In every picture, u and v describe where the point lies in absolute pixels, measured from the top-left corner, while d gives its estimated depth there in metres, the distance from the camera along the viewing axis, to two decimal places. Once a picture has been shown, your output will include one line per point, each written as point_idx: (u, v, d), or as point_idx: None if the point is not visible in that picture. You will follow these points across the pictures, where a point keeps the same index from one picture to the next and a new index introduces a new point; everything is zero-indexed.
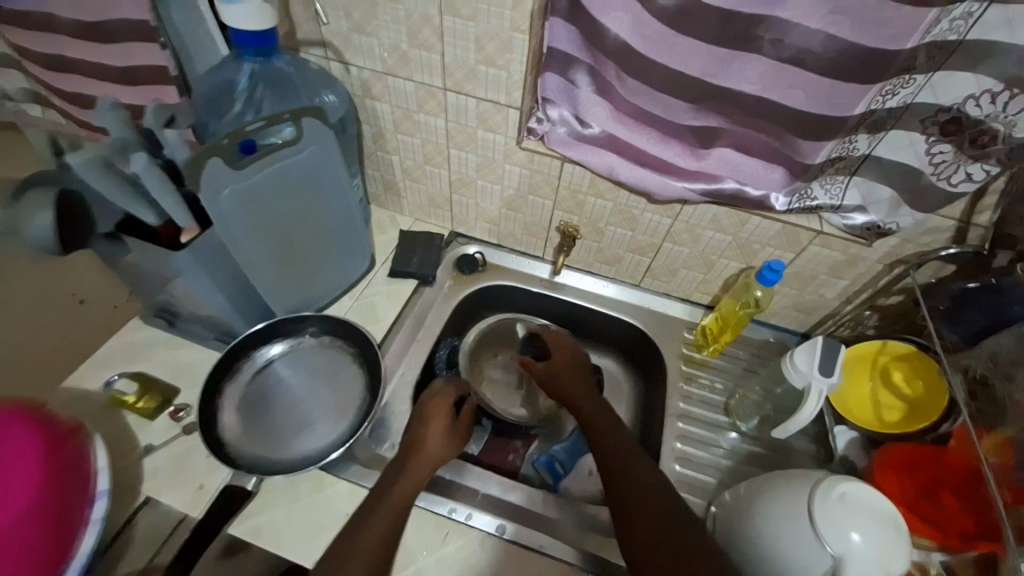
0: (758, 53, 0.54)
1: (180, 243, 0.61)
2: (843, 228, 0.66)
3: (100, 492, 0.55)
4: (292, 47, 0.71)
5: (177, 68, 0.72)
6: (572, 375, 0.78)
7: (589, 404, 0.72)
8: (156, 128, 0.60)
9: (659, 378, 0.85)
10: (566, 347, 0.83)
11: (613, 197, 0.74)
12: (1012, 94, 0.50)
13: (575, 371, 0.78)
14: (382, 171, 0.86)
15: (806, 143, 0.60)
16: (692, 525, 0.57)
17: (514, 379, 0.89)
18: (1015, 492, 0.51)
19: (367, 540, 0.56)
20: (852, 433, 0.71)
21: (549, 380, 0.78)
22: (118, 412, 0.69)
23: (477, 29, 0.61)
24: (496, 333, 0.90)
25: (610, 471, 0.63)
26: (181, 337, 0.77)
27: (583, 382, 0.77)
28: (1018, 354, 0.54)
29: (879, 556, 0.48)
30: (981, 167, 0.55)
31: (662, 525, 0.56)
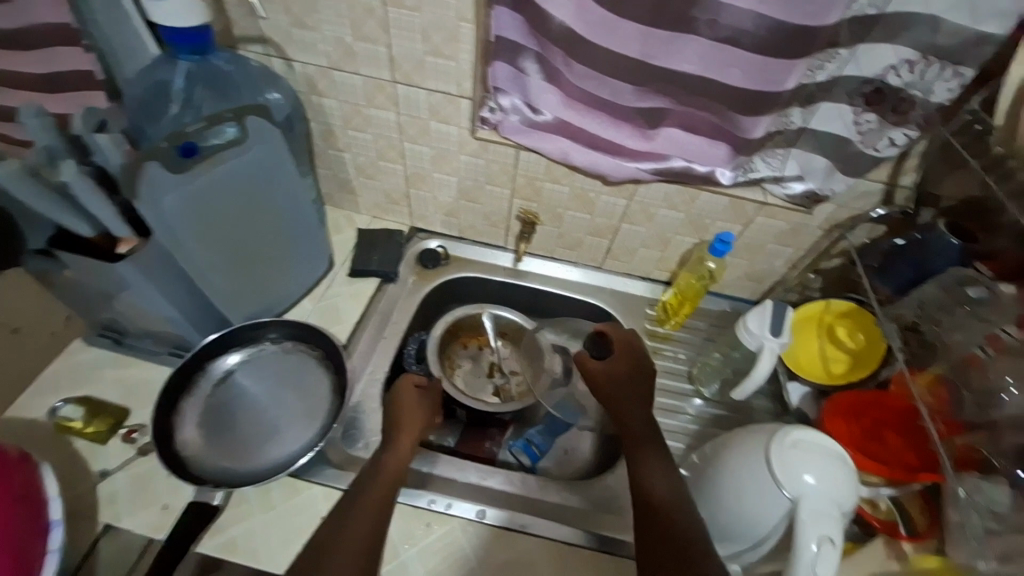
0: (696, 34, 0.56)
1: (116, 253, 0.58)
2: (784, 198, 0.70)
3: (54, 521, 0.52)
4: (229, 45, 0.68)
5: (105, 72, 0.68)
6: (631, 385, 0.69)
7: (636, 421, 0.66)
8: (83, 133, 0.56)
9: None
10: (630, 346, 0.72)
11: (569, 182, 0.76)
12: (928, 62, 0.55)
13: (636, 382, 0.69)
14: (334, 169, 0.84)
15: (745, 118, 0.63)
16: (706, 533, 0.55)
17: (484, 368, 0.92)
18: (947, 423, 0.57)
19: (348, 547, 0.54)
20: (804, 389, 0.76)
21: (608, 386, 0.70)
22: (68, 438, 0.65)
23: (423, 20, 0.61)
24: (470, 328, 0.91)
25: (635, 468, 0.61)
26: (130, 355, 0.73)
27: (643, 392, 0.69)
28: (941, 300, 0.61)
29: (829, 493, 0.51)
30: (902, 132, 0.60)
31: (670, 537, 0.53)
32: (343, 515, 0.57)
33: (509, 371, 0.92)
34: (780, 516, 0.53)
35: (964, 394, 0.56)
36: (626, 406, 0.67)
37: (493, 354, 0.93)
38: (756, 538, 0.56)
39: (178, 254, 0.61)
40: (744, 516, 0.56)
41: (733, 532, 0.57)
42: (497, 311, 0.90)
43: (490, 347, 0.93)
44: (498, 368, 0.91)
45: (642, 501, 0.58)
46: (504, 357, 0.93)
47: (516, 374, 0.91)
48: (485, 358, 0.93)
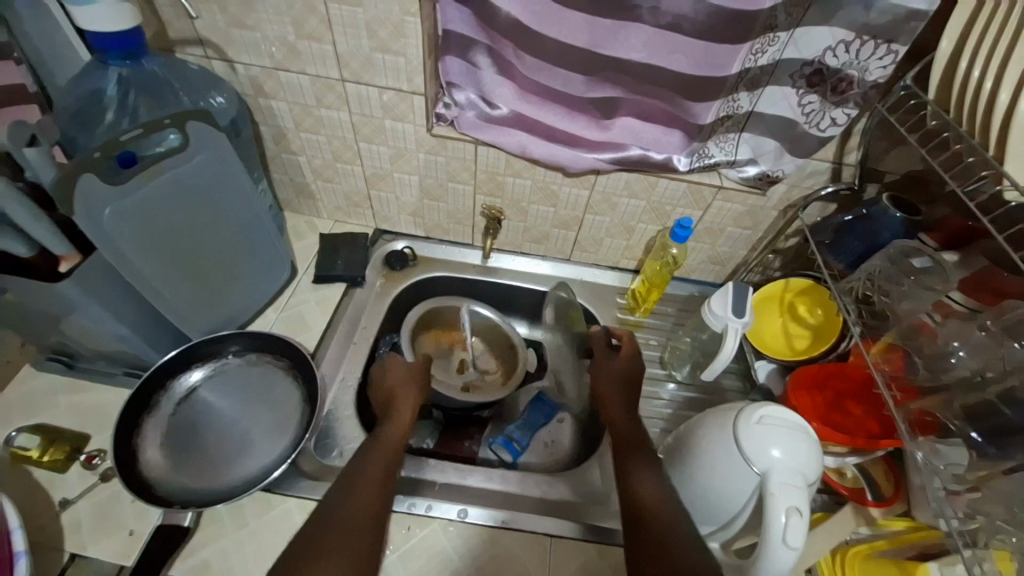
0: (639, 21, 0.57)
1: (60, 273, 0.55)
2: (738, 180, 0.72)
3: (18, 553, 0.49)
4: (165, 49, 0.66)
5: (36, 84, 0.64)
6: (626, 388, 0.71)
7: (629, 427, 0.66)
8: (14, 148, 0.53)
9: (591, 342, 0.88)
10: (633, 351, 0.75)
11: (531, 175, 0.76)
12: (863, 41, 0.56)
13: (630, 386, 0.71)
14: (289, 174, 0.82)
15: (698, 105, 0.64)
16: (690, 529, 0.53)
17: (455, 365, 0.90)
18: (903, 388, 0.58)
19: (356, 512, 0.53)
20: (771, 365, 0.78)
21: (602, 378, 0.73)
22: (23, 469, 0.62)
23: (366, 15, 0.59)
24: (442, 324, 0.90)
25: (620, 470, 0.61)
26: (83, 379, 0.70)
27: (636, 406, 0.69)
28: (891, 272, 0.63)
29: (797, 465, 0.52)
30: (843, 111, 0.62)
31: (650, 537, 0.52)
32: (347, 486, 0.56)
33: (481, 369, 0.90)
34: (751, 492, 0.54)
35: (917, 359, 0.58)
36: (620, 411, 0.68)
37: (463, 353, 0.91)
38: (730, 516, 0.57)
39: (126, 267, 0.58)
40: (720, 495, 0.57)
41: (707, 511, 0.59)
42: (474, 307, 0.89)
43: (462, 345, 0.92)
44: (470, 364, 0.89)
45: (631, 502, 0.56)
46: (476, 355, 0.92)
47: (487, 372, 0.90)
48: (456, 355, 0.91)
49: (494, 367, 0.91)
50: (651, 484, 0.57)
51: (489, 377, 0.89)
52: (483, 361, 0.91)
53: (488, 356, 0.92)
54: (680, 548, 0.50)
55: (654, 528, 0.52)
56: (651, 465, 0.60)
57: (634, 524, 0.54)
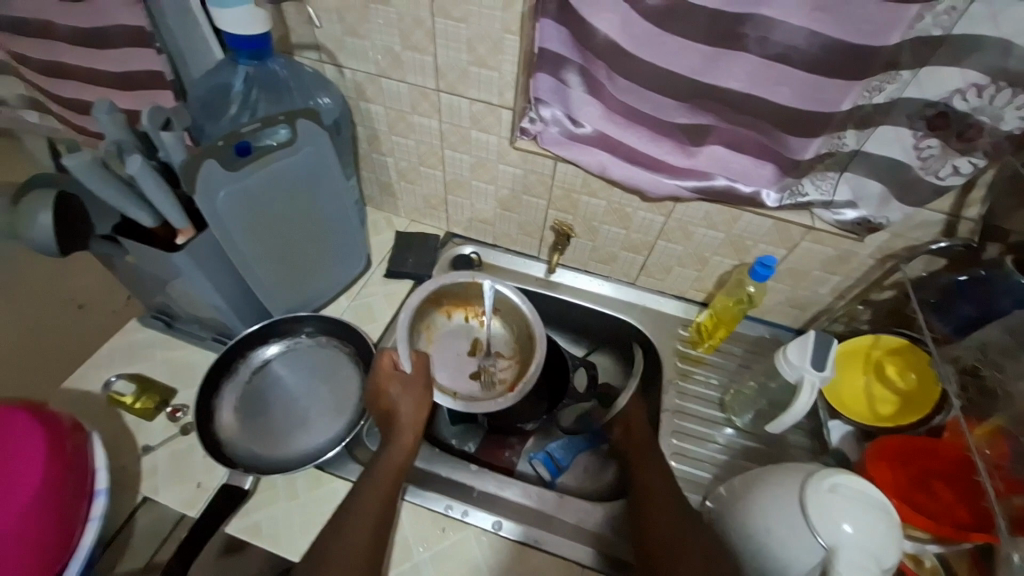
0: (744, 50, 0.55)
1: (175, 244, 0.61)
2: (833, 223, 0.67)
3: (98, 490, 0.57)
4: (286, 51, 0.73)
5: (174, 73, 0.73)
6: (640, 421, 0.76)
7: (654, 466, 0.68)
8: (152, 130, 0.59)
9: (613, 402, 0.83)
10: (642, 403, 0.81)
11: (606, 196, 0.75)
12: (998, 87, 0.51)
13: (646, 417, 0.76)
14: (377, 173, 0.87)
15: (795, 139, 0.60)
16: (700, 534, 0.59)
17: (468, 344, 0.85)
18: (1006, 479, 0.52)
19: (355, 539, 0.56)
20: (846, 428, 0.71)
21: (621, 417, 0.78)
22: (117, 412, 0.70)
23: (469, 31, 0.62)
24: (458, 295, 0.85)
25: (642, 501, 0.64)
26: (178, 338, 0.78)
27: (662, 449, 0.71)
28: (1007, 345, 0.55)
29: (871, 547, 0.48)
30: (968, 160, 0.56)
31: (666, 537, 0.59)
32: (347, 511, 0.59)
33: (496, 353, 0.85)
34: (810, 565, 0.50)
35: None
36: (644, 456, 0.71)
37: (480, 330, 0.86)
38: None
39: (229, 245, 0.64)
40: (773, 560, 0.52)
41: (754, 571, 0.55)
42: (495, 283, 0.82)
43: (478, 319, 0.86)
44: (482, 348, 0.84)
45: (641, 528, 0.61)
46: (493, 336, 0.86)
47: (501, 358, 0.84)
48: (471, 331, 0.86)
49: (510, 351, 0.85)
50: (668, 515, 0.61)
51: (502, 365, 0.84)
52: (500, 343, 0.85)
53: (506, 338, 0.85)
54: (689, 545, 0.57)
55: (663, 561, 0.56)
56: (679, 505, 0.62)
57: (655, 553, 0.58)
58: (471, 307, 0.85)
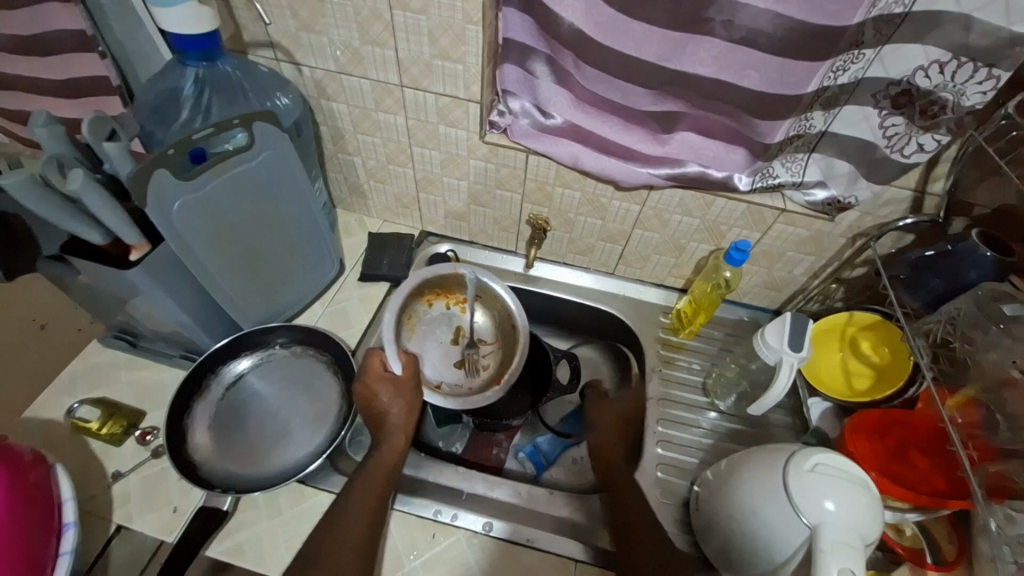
0: (711, 34, 0.54)
1: (129, 261, 0.58)
2: (804, 204, 0.68)
3: (68, 523, 0.54)
4: (239, 50, 0.69)
5: (119, 78, 0.69)
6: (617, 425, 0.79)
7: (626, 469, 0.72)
8: (95, 143, 0.56)
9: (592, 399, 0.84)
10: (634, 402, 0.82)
11: (580, 187, 0.74)
12: (960, 63, 0.51)
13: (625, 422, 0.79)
14: (344, 173, 0.85)
15: (763, 123, 0.62)
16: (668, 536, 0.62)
17: (450, 332, 0.82)
18: (980, 448, 0.53)
19: (343, 552, 0.55)
20: (826, 404, 0.74)
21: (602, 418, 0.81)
22: (83, 439, 0.66)
23: (429, 22, 0.60)
24: (438, 283, 0.80)
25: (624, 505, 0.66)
26: (145, 357, 0.75)
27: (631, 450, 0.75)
28: (975, 318, 0.56)
29: (856, 524, 0.47)
30: (932, 137, 0.56)
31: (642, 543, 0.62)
32: (334, 523, 0.57)
33: (478, 340, 0.82)
34: (798, 545, 0.50)
35: (998, 417, 0.52)
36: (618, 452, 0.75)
37: (462, 317, 0.82)
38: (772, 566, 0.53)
39: (189, 259, 0.60)
40: (763, 543, 0.53)
41: (746, 556, 0.55)
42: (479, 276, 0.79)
43: (460, 306, 0.82)
44: (466, 336, 0.81)
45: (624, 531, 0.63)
46: (476, 323, 0.82)
47: (484, 344, 0.82)
48: (453, 319, 0.82)
49: (494, 338, 0.82)
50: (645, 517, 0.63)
51: (485, 351, 0.81)
52: (483, 330, 0.82)
53: (489, 326, 0.82)
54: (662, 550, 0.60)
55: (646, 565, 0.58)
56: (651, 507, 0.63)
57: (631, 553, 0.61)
58: (454, 295, 0.82)
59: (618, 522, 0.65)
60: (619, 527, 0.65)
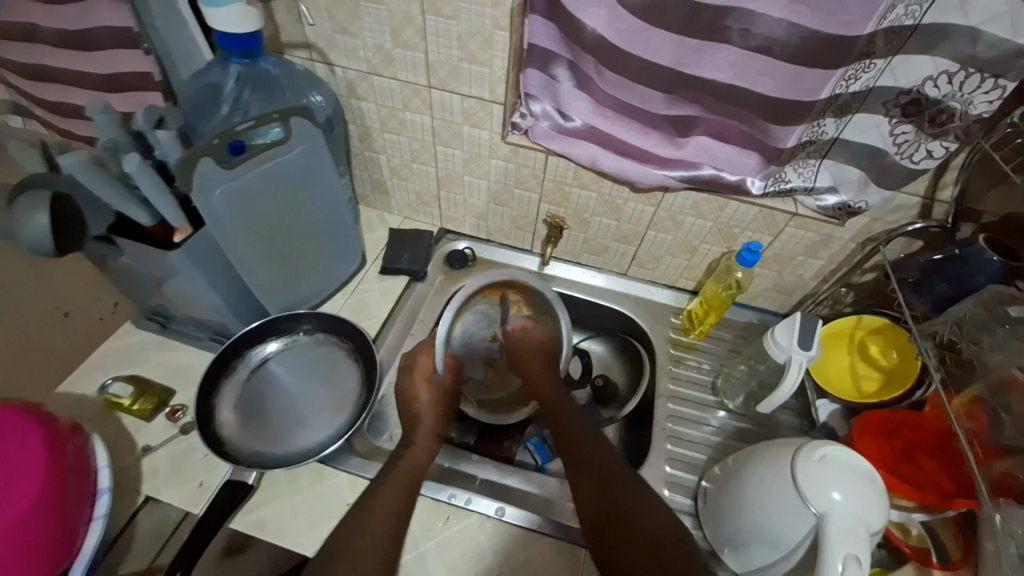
0: (728, 42, 0.57)
1: (174, 243, 0.61)
2: (815, 209, 0.70)
3: (101, 490, 0.57)
4: (277, 50, 0.73)
5: (162, 74, 0.73)
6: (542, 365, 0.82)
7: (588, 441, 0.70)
8: (146, 129, 0.60)
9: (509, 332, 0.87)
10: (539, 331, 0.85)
11: (597, 188, 0.76)
12: (967, 73, 0.53)
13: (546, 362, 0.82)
14: (369, 170, 0.88)
15: (778, 128, 0.63)
16: (666, 532, 0.57)
17: (489, 330, 0.88)
18: (985, 447, 0.54)
19: (372, 542, 0.56)
20: (833, 406, 0.75)
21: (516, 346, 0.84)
22: (115, 414, 0.70)
23: (459, 27, 0.63)
24: (496, 283, 0.85)
25: (621, 492, 0.62)
26: (175, 339, 0.78)
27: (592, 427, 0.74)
28: (981, 319, 0.58)
29: (859, 514, 0.49)
30: (940, 143, 0.58)
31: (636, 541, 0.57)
32: (363, 512, 0.59)
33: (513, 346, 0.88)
34: (805, 534, 0.51)
35: (1003, 417, 0.53)
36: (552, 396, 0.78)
37: (504, 319, 0.88)
38: (781, 559, 0.54)
39: (226, 246, 0.64)
40: (771, 535, 0.54)
41: (758, 550, 0.56)
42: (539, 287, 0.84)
43: (506, 307, 0.88)
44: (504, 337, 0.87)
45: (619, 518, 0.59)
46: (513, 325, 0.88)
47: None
48: (495, 319, 0.88)
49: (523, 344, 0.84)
50: (644, 508, 0.60)
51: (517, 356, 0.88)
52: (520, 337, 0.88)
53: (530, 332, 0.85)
54: (663, 548, 0.55)
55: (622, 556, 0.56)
56: (652, 501, 0.61)
57: (625, 544, 0.57)
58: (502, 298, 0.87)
59: (608, 506, 0.61)
60: (604, 513, 0.61)
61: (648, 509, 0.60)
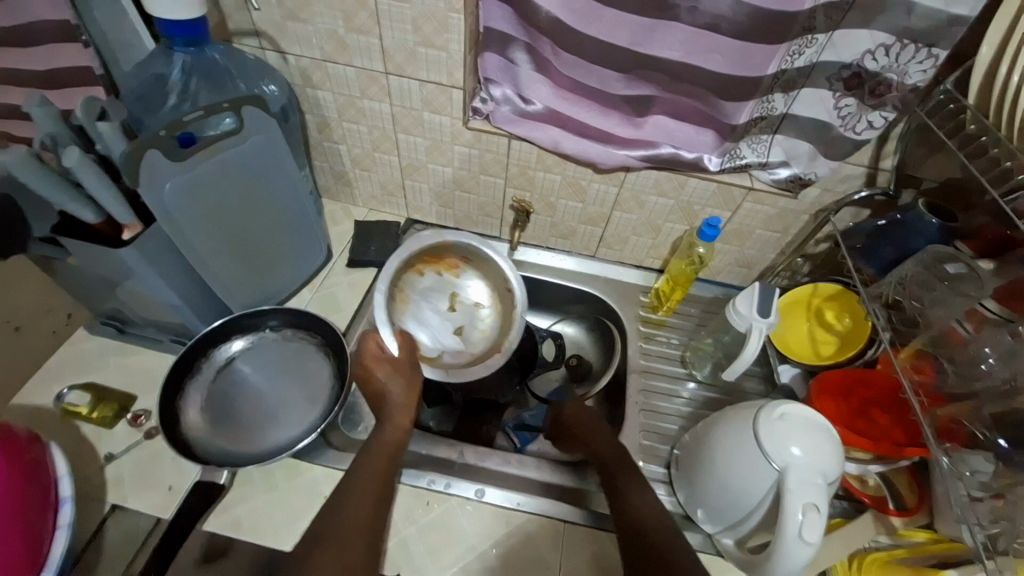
0: (677, 20, 0.58)
1: (123, 240, 0.60)
2: (770, 182, 0.72)
3: (64, 498, 0.55)
4: (224, 39, 0.71)
5: (102, 68, 0.70)
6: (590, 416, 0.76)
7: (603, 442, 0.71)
8: (88, 122, 0.58)
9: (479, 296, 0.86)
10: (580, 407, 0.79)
11: (561, 171, 0.77)
12: (903, 45, 0.56)
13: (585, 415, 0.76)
14: (330, 163, 0.86)
15: (728, 104, 0.65)
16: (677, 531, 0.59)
17: (446, 299, 0.85)
18: (929, 395, 0.58)
19: (351, 531, 0.55)
20: (795, 369, 0.79)
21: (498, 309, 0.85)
22: (73, 424, 0.67)
23: (413, 11, 0.62)
24: (429, 254, 0.84)
25: (619, 488, 0.64)
26: (134, 343, 0.75)
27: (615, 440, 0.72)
28: (924, 278, 0.61)
29: (817, 466, 0.52)
30: (880, 114, 0.62)
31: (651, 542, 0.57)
32: (340, 502, 0.58)
33: (474, 303, 0.85)
34: (768, 488, 0.54)
35: (947, 366, 0.57)
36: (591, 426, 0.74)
37: (455, 284, 0.85)
38: (745, 513, 0.57)
39: (180, 240, 0.62)
40: (738, 492, 0.57)
41: (726, 507, 0.59)
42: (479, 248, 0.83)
43: (450, 272, 0.86)
44: (457, 300, 0.85)
45: (631, 525, 0.59)
46: (468, 285, 0.86)
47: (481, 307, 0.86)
48: (447, 285, 0.85)
49: (490, 300, 0.86)
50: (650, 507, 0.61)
51: (484, 313, 0.85)
52: (478, 293, 0.86)
53: (484, 288, 0.86)
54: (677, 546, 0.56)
55: (643, 543, 0.57)
56: (641, 483, 0.64)
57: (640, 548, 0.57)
58: (439, 260, 0.85)
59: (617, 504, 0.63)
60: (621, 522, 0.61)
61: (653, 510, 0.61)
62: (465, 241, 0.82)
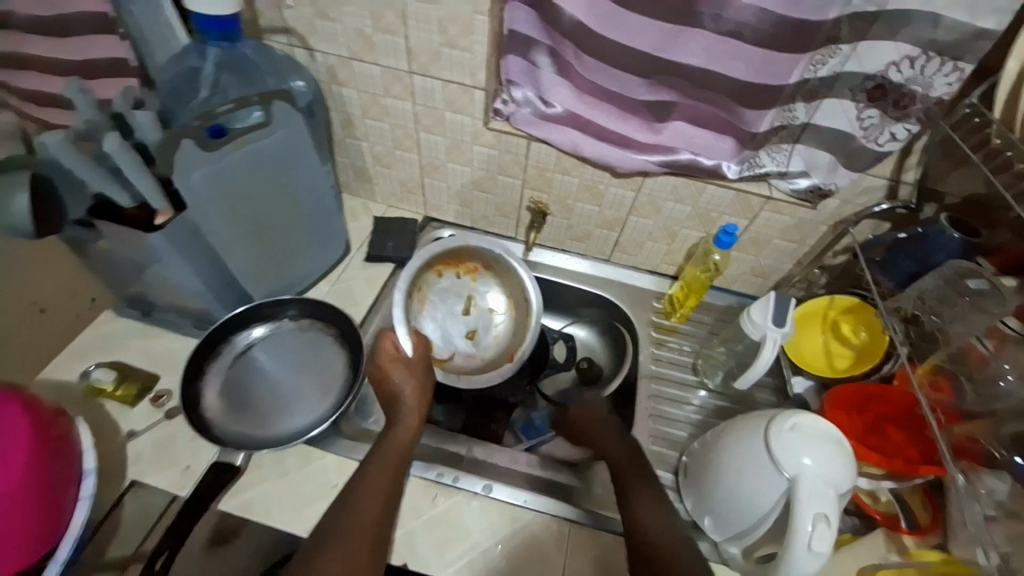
0: (700, 27, 0.58)
1: (153, 223, 0.61)
2: (788, 192, 0.72)
3: (87, 471, 0.57)
4: (256, 35, 0.73)
5: (138, 60, 0.73)
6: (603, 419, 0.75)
7: (612, 443, 0.71)
8: (127, 111, 0.61)
9: (495, 300, 0.86)
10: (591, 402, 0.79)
11: (579, 173, 0.78)
12: (928, 57, 0.56)
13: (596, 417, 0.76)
14: (352, 159, 0.88)
15: (750, 112, 0.65)
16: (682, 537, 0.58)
17: (462, 301, 0.86)
18: (947, 414, 0.57)
19: (359, 534, 0.56)
20: (808, 381, 0.78)
21: (514, 317, 0.86)
22: (97, 401, 0.69)
23: (439, 12, 0.63)
24: (449, 256, 0.84)
25: (626, 491, 0.64)
26: (157, 326, 0.78)
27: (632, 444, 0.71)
28: (943, 292, 0.61)
29: (828, 477, 0.51)
30: (903, 126, 0.61)
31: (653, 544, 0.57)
32: (348, 502, 0.59)
33: (490, 309, 0.86)
34: (777, 497, 0.54)
35: (965, 384, 0.57)
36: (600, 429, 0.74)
37: (473, 287, 0.86)
38: (753, 521, 0.57)
39: (206, 227, 0.64)
40: (747, 501, 0.57)
41: (734, 515, 0.59)
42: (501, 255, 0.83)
43: (468, 275, 0.86)
44: (473, 304, 0.86)
45: (634, 531, 0.59)
46: (485, 290, 0.87)
47: (496, 313, 0.86)
48: (464, 288, 0.86)
49: (506, 308, 0.86)
50: (657, 515, 0.60)
51: (498, 319, 0.86)
52: (495, 300, 0.86)
53: (501, 294, 0.87)
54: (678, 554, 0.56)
55: (644, 548, 0.58)
56: (652, 492, 0.63)
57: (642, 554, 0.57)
58: (459, 263, 0.86)
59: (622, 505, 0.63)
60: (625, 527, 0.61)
61: (659, 518, 0.60)
62: (488, 247, 0.83)
